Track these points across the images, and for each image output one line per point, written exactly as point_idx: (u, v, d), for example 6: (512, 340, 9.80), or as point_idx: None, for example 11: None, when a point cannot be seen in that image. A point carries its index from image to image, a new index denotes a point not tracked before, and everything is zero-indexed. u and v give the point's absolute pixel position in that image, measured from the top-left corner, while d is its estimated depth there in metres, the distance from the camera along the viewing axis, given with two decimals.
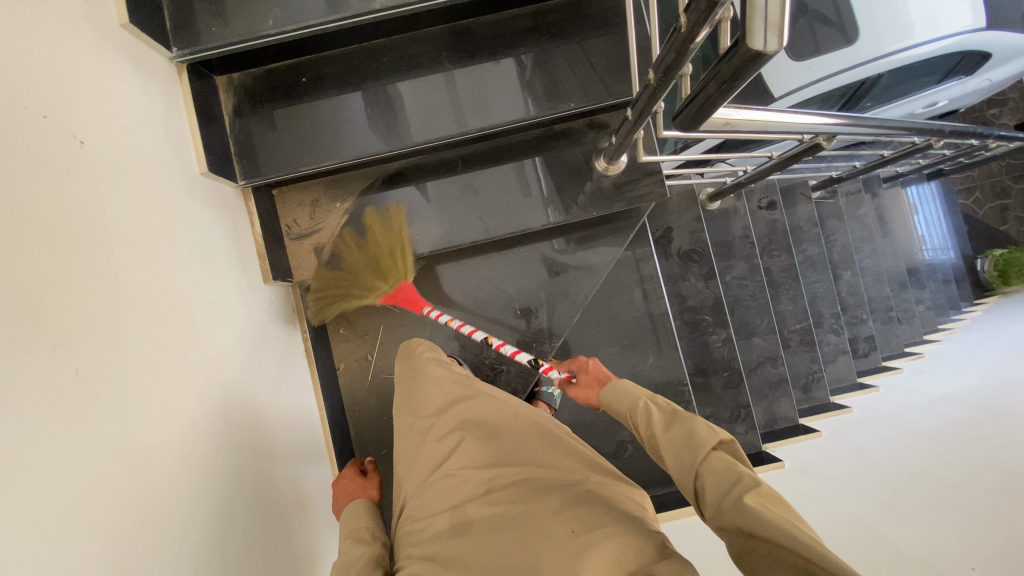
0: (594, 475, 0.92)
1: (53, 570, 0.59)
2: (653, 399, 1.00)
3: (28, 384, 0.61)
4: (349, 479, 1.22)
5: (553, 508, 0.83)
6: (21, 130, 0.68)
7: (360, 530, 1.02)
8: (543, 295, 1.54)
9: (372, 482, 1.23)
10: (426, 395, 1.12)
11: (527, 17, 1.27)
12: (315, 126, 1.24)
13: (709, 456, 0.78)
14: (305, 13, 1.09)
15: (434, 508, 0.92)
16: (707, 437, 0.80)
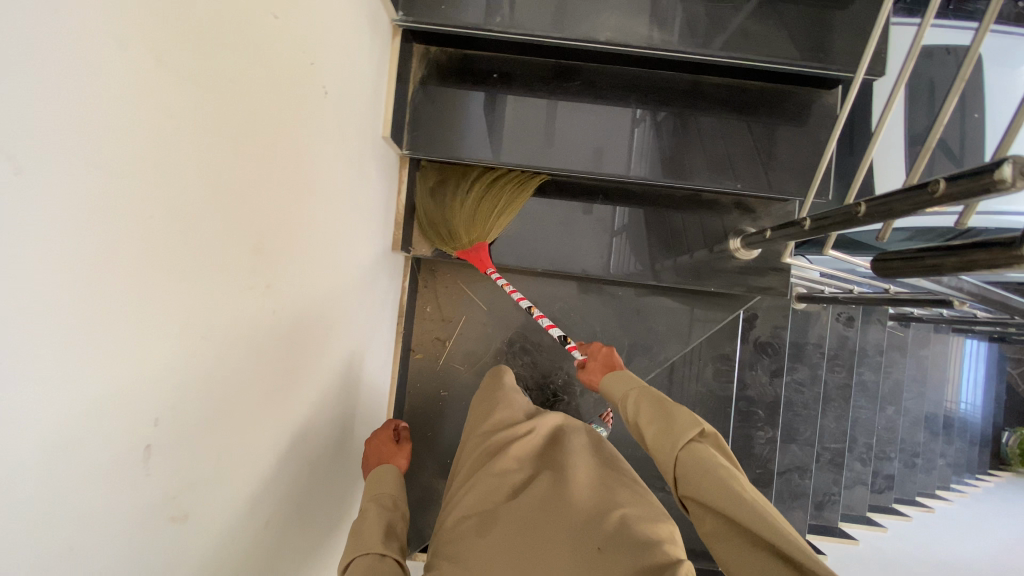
0: (632, 501, 0.88)
1: (216, 497, 0.62)
2: (643, 389, 0.99)
3: (249, 321, 0.64)
4: (382, 441, 1.18)
5: (575, 529, 0.83)
6: (295, 76, 0.70)
7: (381, 497, 1.00)
8: (626, 343, 1.58)
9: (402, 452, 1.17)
10: (486, 414, 1.10)
11: (725, 88, 1.26)
12: (490, 119, 1.25)
13: (701, 451, 0.82)
14: (531, 21, 1.11)
15: (464, 502, 0.92)
16: (696, 431, 0.85)
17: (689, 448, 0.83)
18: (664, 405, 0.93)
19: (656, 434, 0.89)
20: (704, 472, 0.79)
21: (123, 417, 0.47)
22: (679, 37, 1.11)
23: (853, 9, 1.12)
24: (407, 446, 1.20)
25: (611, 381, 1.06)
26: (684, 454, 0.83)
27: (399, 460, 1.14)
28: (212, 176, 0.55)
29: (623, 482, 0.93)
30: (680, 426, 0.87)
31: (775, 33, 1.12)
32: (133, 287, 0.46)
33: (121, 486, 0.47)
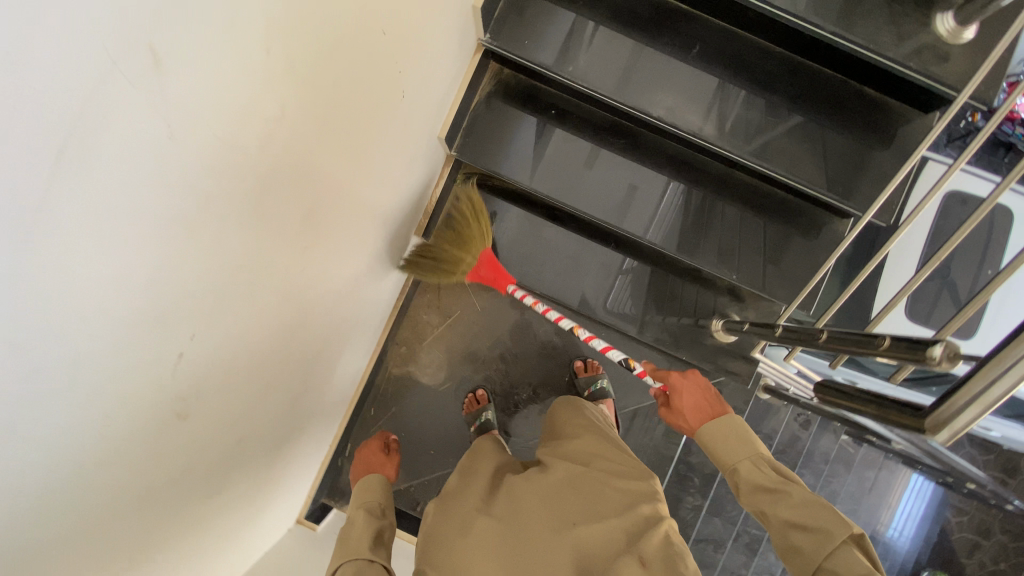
0: (608, 475, 0.98)
1: (210, 407, 0.73)
2: (762, 458, 1.04)
3: (280, 269, 0.75)
4: (372, 451, 1.36)
5: (564, 516, 0.92)
6: (384, 80, 0.82)
7: (370, 505, 1.14)
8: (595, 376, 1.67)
9: (391, 461, 1.36)
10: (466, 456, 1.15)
11: (750, 187, 1.38)
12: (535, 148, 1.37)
13: (845, 547, 0.85)
14: (597, 79, 1.23)
15: (461, 520, 0.96)
16: (840, 530, 0.87)
17: (836, 548, 0.86)
18: (781, 492, 0.96)
19: (795, 530, 0.92)
20: (844, 564, 0.84)
21: (171, 329, 0.58)
22: (718, 131, 1.22)
23: (883, 156, 1.21)
24: (394, 456, 1.39)
25: (714, 443, 1.09)
26: (830, 557, 0.86)
27: (387, 470, 1.33)
28: (293, 154, 0.65)
29: (598, 454, 1.03)
30: (819, 521, 0.89)
31: (804, 156, 1.22)
32: (213, 231, 0.57)
33: (152, 382, 0.58)
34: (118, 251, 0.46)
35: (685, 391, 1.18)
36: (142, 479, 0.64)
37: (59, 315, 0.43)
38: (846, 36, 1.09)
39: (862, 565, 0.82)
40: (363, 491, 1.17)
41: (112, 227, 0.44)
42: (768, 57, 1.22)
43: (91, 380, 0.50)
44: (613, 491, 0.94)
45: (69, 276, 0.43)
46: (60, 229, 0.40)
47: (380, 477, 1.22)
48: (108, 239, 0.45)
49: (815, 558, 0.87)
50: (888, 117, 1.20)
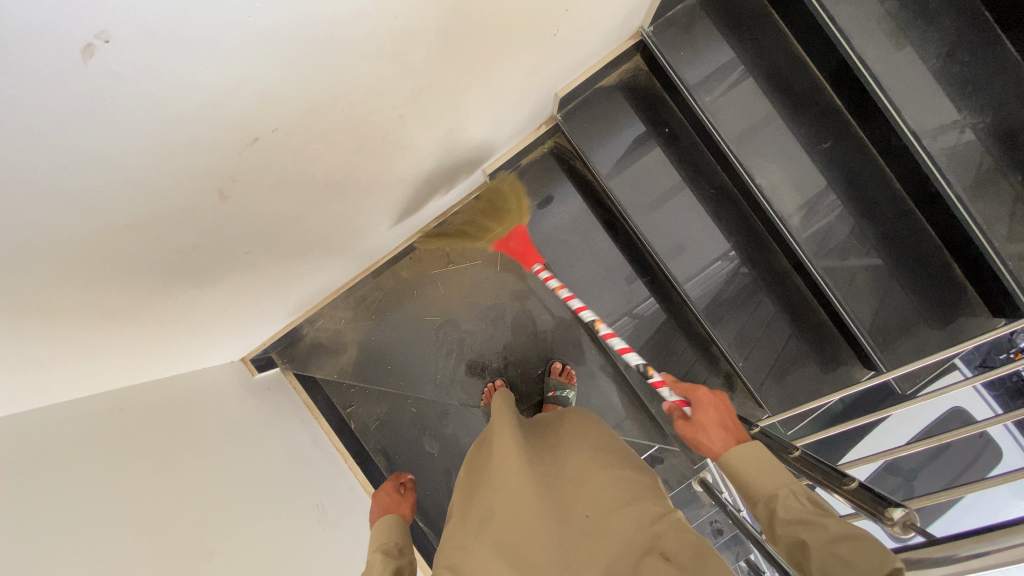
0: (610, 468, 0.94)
1: (248, 206, 0.74)
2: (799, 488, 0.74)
3: (374, 122, 0.76)
4: (387, 493, 1.22)
5: (578, 515, 0.86)
6: (551, 11, 0.83)
7: (388, 547, 1.06)
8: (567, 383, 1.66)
9: (407, 502, 1.22)
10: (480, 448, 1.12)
11: (799, 295, 1.37)
12: (630, 153, 1.41)
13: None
14: (723, 121, 1.23)
15: (479, 512, 0.93)
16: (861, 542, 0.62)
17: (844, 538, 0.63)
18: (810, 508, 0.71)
19: (801, 526, 0.69)
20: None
21: (262, 115, 0.59)
22: (804, 229, 1.23)
23: (933, 332, 1.21)
24: (410, 495, 1.25)
25: (737, 460, 0.80)
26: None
27: (405, 507, 1.20)
28: (438, 20, 0.66)
29: (597, 447, 1.00)
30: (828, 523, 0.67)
31: (864, 293, 1.23)
32: (345, 48, 0.58)
33: (219, 150, 0.59)
34: (275, 16, 0.48)
35: (713, 405, 0.89)
36: (157, 229, 0.66)
37: (197, 44, 0.45)
38: (965, 204, 1.09)
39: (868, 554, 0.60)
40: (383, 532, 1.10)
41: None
42: (886, 188, 1.21)
43: (176, 115, 0.51)
44: (614, 482, 0.90)
45: (226, 12, 0.45)
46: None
47: (394, 517, 1.13)
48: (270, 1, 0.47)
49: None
50: (958, 302, 1.19)
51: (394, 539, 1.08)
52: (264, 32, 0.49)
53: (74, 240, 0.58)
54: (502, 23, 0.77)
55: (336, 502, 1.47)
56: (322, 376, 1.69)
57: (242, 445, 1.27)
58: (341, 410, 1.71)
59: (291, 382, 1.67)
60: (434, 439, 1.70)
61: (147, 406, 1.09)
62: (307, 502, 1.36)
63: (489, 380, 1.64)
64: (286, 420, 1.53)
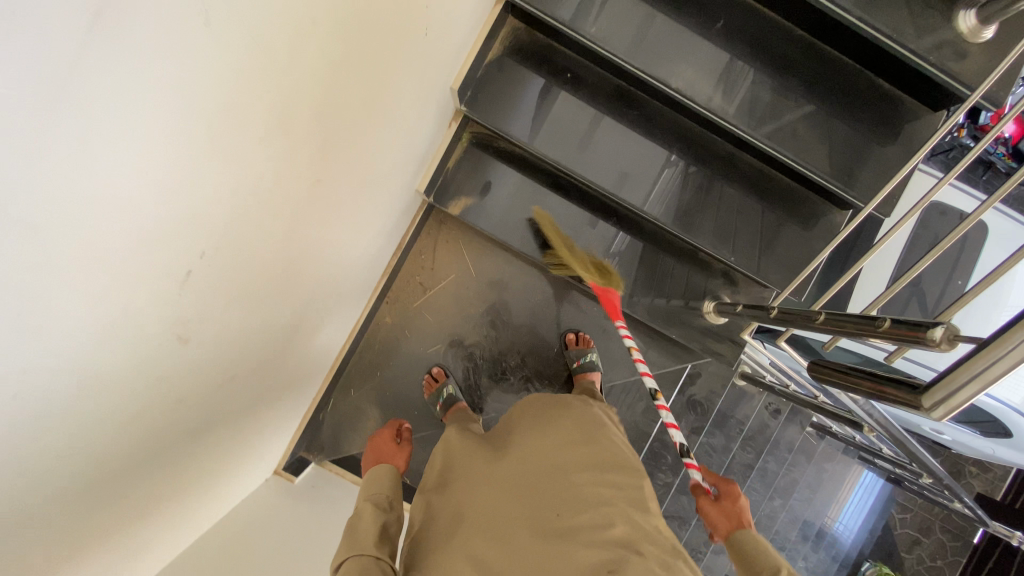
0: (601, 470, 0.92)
1: (209, 338, 0.69)
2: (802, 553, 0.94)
3: (295, 200, 0.72)
4: (383, 442, 1.23)
5: (557, 519, 0.86)
6: (414, 15, 0.80)
7: (377, 500, 1.05)
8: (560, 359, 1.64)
9: (401, 455, 1.22)
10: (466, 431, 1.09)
11: (755, 170, 1.38)
12: (544, 108, 1.35)
13: None
14: (620, 46, 1.20)
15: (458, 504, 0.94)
16: None
17: None
18: None
19: None
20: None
21: (185, 244, 0.55)
22: (736, 111, 1.22)
23: (889, 150, 1.23)
24: (406, 447, 1.25)
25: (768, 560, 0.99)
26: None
27: (398, 460, 1.19)
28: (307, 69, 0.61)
29: (590, 447, 0.96)
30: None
31: (814, 143, 1.23)
32: (232, 141, 0.53)
33: (156, 298, 0.55)
34: (150, 141, 0.44)
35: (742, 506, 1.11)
36: (133, 405, 0.61)
37: (81, 208, 0.41)
38: (870, 23, 1.09)
39: None
40: (371, 486, 1.09)
41: (143, 117, 0.42)
42: (789, 38, 1.22)
43: (98, 284, 0.46)
44: (604, 491, 0.89)
45: (98, 164, 0.40)
46: (87, 106, 0.37)
47: (388, 467, 1.14)
48: (135, 130, 0.42)
49: None
50: (898, 111, 1.22)
51: (385, 492, 1.07)
52: (146, 164, 0.44)
53: (56, 456, 0.53)
54: (375, 49, 0.73)
55: None
56: (358, 452, 1.64)
57: (314, 553, 1.24)
58: None
59: (332, 471, 1.62)
60: None
61: (205, 564, 1.04)
62: None
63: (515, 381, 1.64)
64: (344, 508, 1.50)
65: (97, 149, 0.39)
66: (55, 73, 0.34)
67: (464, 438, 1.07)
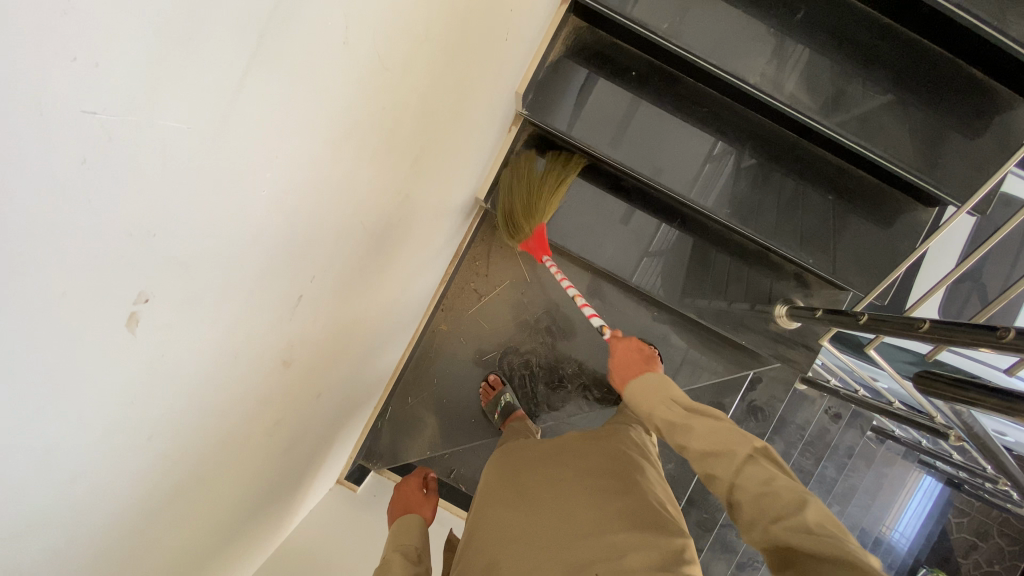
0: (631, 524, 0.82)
1: (307, 359, 0.68)
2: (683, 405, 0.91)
3: (389, 217, 0.71)
4: (411, 488, 1.25)
5: (573, 566, 0.77)
6: (500, 24, 0.78)
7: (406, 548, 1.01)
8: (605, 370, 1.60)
9: (427, 504, 1.21)
10: (495, 476, 1.02)
11: (831, 166, 1.31)
12: (593, 105, 1.30)
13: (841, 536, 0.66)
14: (691, 40, 1.14)
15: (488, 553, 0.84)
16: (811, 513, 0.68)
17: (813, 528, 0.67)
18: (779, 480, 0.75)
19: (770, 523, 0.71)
20: (754, 482, 0.75)
21: (300, 271, 0.53)
22: (817, 105, 1.15)
23: (982, 142, 1.15)
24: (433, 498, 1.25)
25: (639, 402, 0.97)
26: (743, 465, 0.78)
27: (424, 508, 1.18)
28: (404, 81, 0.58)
29: (623, 499, 0.87)
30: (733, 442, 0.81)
31: (900, 137, 1.16)
32: (346, 160, 0.51)
33: (270, 324, 0.53)
34: (286, 165, 0.41)
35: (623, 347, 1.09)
36: (241, 432, 0.60)
37: (225, 239, 0.39)
38: (970, 9, 1.01)
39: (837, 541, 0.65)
40: (400, 535, 1.06)
41: (282, 141, 0.39)
42: (873, 28, 1.15)
43: (224, 321, 0.45)
44: (630, 544, 0.78)
45: (244, 192, 0.38)
46: (238, 144, 0.35)
47: (417, 518, 1.11)
48: (277, 153, 0.39)
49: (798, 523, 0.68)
50: (994, 103, 1.14)
51: (414, 541, 1.03)
52: (279, 189, 0.42)
53: (177, 488, 0.51)
54: (467, 61, 0.71)
55: None
56: (416, 460, 1.63)
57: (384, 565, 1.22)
58: (446, 479, 1.64)
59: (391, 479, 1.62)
60: None
61: None
62: None
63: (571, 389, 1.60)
64: None
65: (245, 177, 0.37)
66: (222, 100, 0.32)
67: (494, 485, 0.99)
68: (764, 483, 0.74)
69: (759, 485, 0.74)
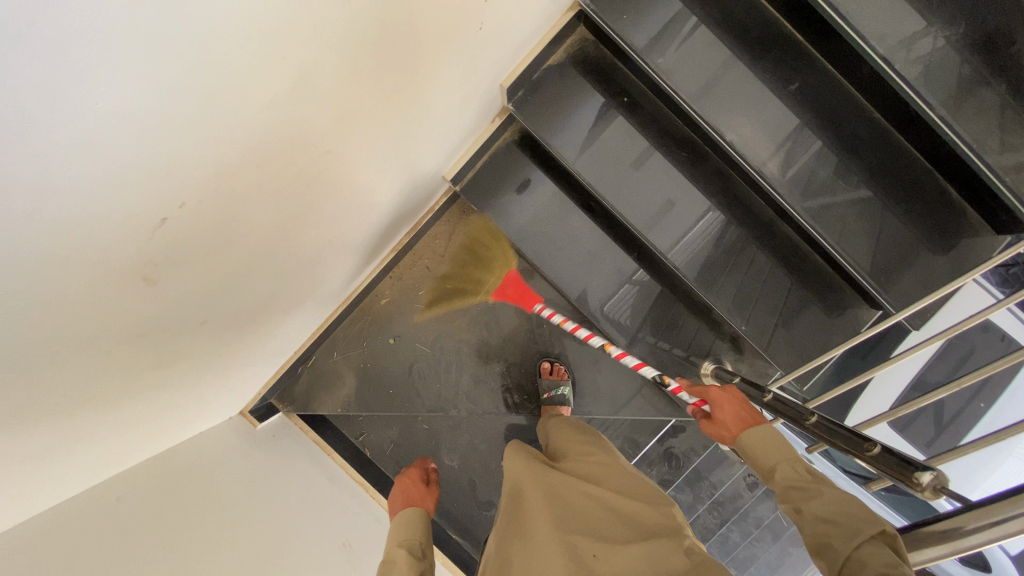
0: (637, 496, 0.83)
1: (186, 279, 0.69)
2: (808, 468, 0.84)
3: (299, 164, 0.72)
4: (413, 482, 1.27)
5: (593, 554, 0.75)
6: (465, 8, 0.79)
7: (411, 543, 1.09)
8: (531, 375, 1.61)
9: (429, 499, 1.27)
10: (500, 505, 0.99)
11: (792, 243, 1.31)
12: (604, 137, 1.30)
13: (868, 542, 0.66)
14: (682, 82, 1.14)
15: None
16: (864, 525, 0.68)
17: (860, 544, 0.67)
18: (814, 488, 0.79)
19: (819, 523, 0.73)
20: (872, 569, 0.63)
21: (167, 188, 0.55)
22: (788, 181, 1.15)
23: (937, 260, 1.15)
24: (433, 491, 1.30)
25: (751, 441, 0.91)
26: (857, 552, 0.67)
27: (427, 502, 1.23)
28: (320, 35, 0.59)
29: (630, 477, 0.89)
30: (848, 518, 0.71)
31: (858, 232, 1.16)
32: (221, 79, 0.52)
33: (125, 232, 0.54)
34: (115, 54, 0.42)
35: (728, 404, 1.03)
36: (93, 330, 0.61)
37: (27, 109, 0.39)
38: (950, 125, 1.01)
39: (890, 565, 0.63)
40: (404, 530, 1.12)
41: (111, 35, 0.41)
42: (862, 120, 1.14)
43: (56, 213, 0.47)
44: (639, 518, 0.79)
45: (46, 67, 0.38)
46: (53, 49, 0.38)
47: (420, 510, 1.16)
48: (94, 35, 0.39)
49: (835, 548, 0.69)
50: (960, 225, 1.12)
51: (418, 537, 1.11)
52: (102, 77, 0.42)
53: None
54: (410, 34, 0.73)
55: (364, 535, 1.44)
56: (327, 412, 1.64)
57: (254, 501, 1.24)
58: (354, 440, 1.71)
59: (298, 424, 1.64)
60: (452, 450, 1.70)
61: (145, 487, 1.05)
62: (332, 543, 1.32)
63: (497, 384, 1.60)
64: (298, 465, 1.50)
65: (63, 73, 0.39)
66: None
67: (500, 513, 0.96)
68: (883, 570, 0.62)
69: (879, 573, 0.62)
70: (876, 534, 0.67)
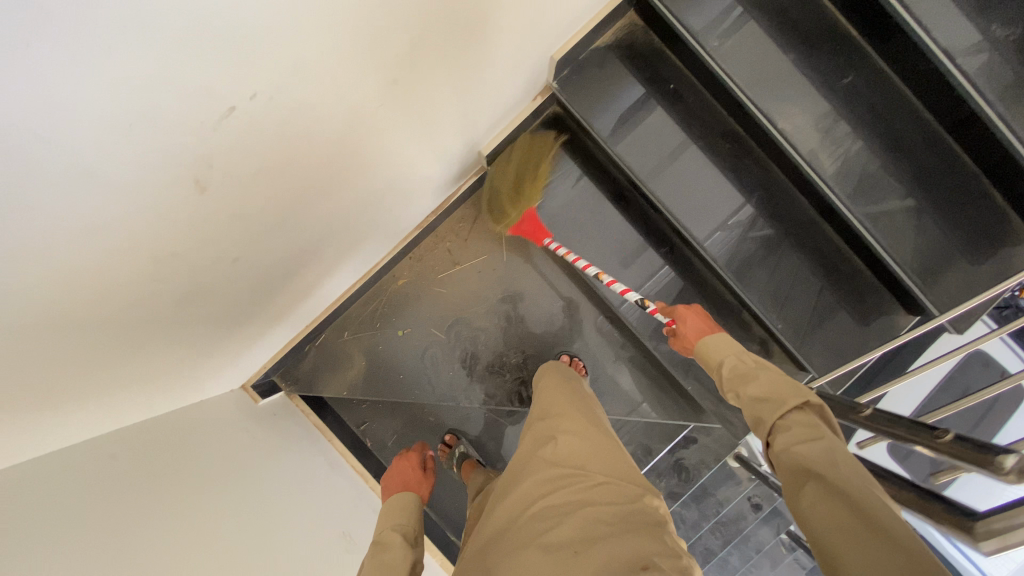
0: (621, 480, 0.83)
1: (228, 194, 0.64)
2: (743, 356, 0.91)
3: None
4: (409, 465, 1.27)
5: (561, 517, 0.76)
6: None
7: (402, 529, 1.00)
8: None
9: (425, 483, 1.25)
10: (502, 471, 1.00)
11: (830, 244, 1.29)
12: (645, 123, 1.29)
13: (794, 410, 0.75)
14: (735, 67, 1.13)
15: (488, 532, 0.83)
16: (794, 396, 0.76)
17: (784, 411, 0.75)
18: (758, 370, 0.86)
19: (756, 403, 0.81)
20: (795, 428, 0.72)
21: None
22: (834, 174, 1.13)
23: (982, 266, 1.12)
24: (429, 477, 1.29)
25: (711, 344, 0.98)
26: (783, 419, 0.75)
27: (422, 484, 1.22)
28: None
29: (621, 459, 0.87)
30: (782, 393, 0.78)
31: (903, 231, 1.14)
32: None
33: None
34: None
35: (689, 318, 1.08)
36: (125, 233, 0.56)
37: None
38: (1008, 123, 1.00)
39: (807, 424, 0.72)
40: (394, 517, 1.05)
41: None
42: (913, 119, 1.13)
43: None
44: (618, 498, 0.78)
45: None
46: None
47: (412, 492, 1.12)
48: None
49: (766, 420, 0.77)
50: (1006, 232, 1.11)
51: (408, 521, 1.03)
52: None
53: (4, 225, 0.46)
54: None
55: (361, 526, 1.35)
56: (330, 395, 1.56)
57: (252, 476, 1.15)
58: (354, 429, 1.63)
59: (299, 405, 1.56)
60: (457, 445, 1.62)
61: (143, 444, 0.97)
62: (330, 530, 1.23)
63: (512, 377, 1.53)
64: (297, 446, 1.42)
65: None
66: None
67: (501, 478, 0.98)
68: (804, 433, 0.71)
69: (795, 433, 0.72)
70: (803, 403, 0.75)
